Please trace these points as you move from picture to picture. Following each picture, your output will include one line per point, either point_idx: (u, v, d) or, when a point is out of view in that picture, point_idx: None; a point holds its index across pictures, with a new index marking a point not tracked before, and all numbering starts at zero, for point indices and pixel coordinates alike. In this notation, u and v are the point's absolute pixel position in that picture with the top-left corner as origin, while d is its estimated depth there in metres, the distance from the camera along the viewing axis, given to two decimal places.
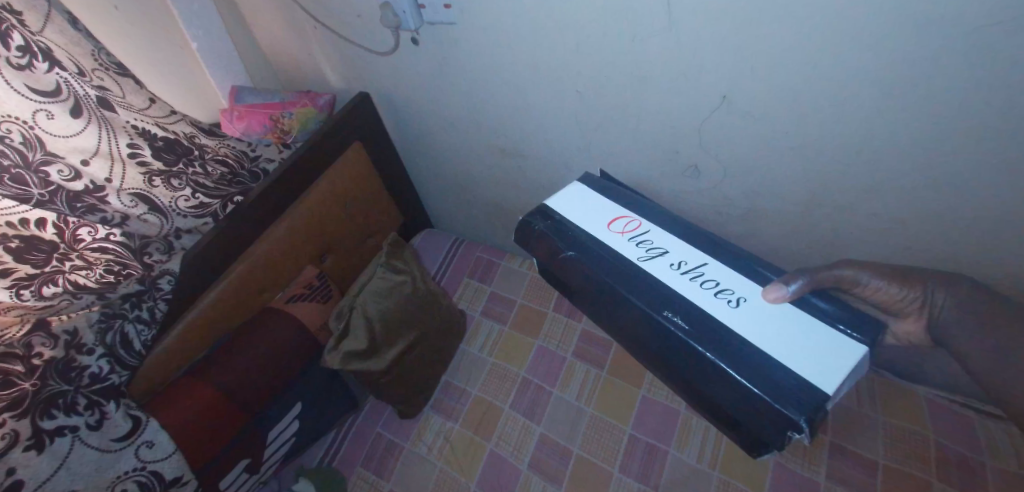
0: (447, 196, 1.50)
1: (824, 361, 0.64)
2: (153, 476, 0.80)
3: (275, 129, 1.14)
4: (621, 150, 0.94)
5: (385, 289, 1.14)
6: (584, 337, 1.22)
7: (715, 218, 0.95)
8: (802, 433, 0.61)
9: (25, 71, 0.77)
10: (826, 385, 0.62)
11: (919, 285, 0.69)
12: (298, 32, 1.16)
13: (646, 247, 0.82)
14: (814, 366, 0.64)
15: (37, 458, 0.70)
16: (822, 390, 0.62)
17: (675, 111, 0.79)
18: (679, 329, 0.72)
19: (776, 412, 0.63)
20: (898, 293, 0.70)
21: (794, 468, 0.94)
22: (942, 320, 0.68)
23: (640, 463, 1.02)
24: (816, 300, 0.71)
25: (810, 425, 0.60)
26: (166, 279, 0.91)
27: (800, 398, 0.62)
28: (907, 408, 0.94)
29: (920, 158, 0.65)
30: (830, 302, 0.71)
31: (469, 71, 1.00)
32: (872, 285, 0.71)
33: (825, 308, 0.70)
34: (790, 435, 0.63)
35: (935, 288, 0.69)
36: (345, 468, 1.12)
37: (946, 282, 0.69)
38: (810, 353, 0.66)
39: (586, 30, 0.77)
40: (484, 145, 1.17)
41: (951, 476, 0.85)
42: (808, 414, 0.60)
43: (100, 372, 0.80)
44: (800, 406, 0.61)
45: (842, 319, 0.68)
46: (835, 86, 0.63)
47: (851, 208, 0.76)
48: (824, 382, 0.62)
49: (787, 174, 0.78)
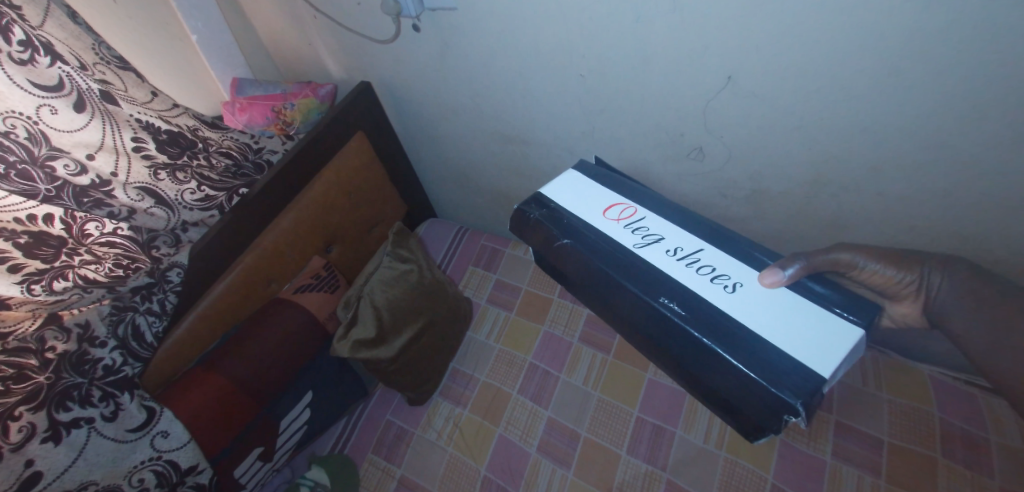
0: (450, 180, 1.52)
1: (824, 344, 0.68)
2: (169, 465, 0.86)
3: (277, 121, 1.22)
4: (623, 136, 1.04)
5: (392, 277, 1.14)
6: (591, 322, 1.24)
7: (718, 199, 1.06)
8: (798, 417, 0.65)
9: (27, 65, 0.75)
10: (822, 368, 0.66)
11: (917, 269, 0.75)
12: (297, 22, 1.20)
13: (642, 234, 0.86)
14: (811, 352, 0.68)
15: (56, 449, 0.76)
16: (819, 373, 0.66)
17: (676, 97, 0.90)
18: (676, 314, 0.75)
19: (774, 396, 0.67)
20: (897, 275, 0.75)
21: (798, 445, 1.01)
22: (938, 302, 0.74)
23: (647, 444, 1.05)
24: (812, 284, 0.75)
25: (806, 409, 0.64)
26: (175, 272, 0.95)
27: (799, 384, 0.66)
28: (915, 388, 1.03)
29: (919, 130, 0.73)
30: (827, 286, 0.75)
31: (472, 58, 1.05)
32: (870, 268, 0.76)
33: (821, 292, 0.74)
34: (787, 419, 0.67)
35: (933, 272, 0.75)
36: (356, 455, 1.16)
37: (944, 265, 0.75)
38: (811, 338, 0.69)
39: (588, 27, 0.86)
40: (489, 133, 1.24)
41: (954, 451, 0.94)
42: (804, 398, 0.64)
43: (114, 365, 0.85)
44: (796, 390, 0.65)
45: (838, 304, 0.72)
46: (830, 60, 0.72)
47: (846, 184, 0.87)
48: (820, 366, 0.66)
49: (783, 151, 0.88)
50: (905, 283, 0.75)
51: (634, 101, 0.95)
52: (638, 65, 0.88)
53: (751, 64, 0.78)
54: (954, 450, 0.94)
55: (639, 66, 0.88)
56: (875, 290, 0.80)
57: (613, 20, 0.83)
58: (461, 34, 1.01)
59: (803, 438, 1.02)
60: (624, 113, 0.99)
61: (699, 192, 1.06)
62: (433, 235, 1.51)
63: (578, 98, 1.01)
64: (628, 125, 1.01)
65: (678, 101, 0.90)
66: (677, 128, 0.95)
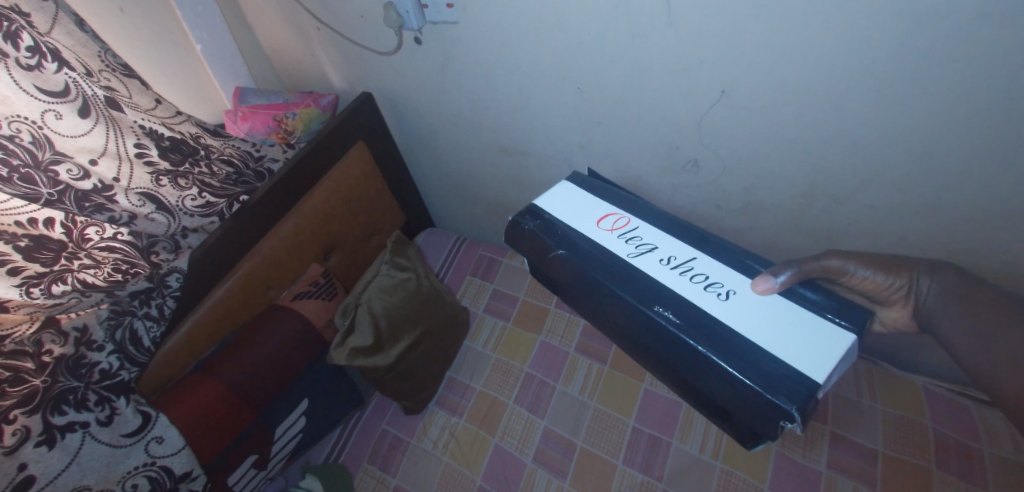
0: (449, 190, 1.54)
1: (818, 350, 0.69)
2: (163, 470, 0.86)
3: (280, 130, 1.22)
4: (619, 148, 1.06)
5: (390, 285, 1.15)
6: (588, 332, 1.24)
7: (713, 211, 1.08)
8: (794, 423, 0.66)
9: (34, 71, 0.77)
10: (816, 374, 0.67)
11: (906, 274, 0.77)
12: (301, 33, 1.23)
13: (635, 244, 0.87)
14: (805, 358, 0.69)
15: (49, 453, 0.75)
16: (812, 379, 0.67)
17: (671, 110, 0.92)
18: (670, 323, 0.76)
19: (767, 402, 0.68)
20: (885, 281, 0.77)
21: (794, 456, 1.02)
22: (928, 305, 0.76)
23: (643, 454, 1.05)
24: (805, 291, 0.77)
25: (801, 414, 0.65)
26: (174, 277, 0.96)
27: (794, 390, 0.66)
28: (909, 399, 1.04)
29: (907, 143, 0.76)
30: (821, 293, 0.77)
31: (472, 70, 1.07)
32: (859, 274, 0.78)
33: (814, 298, 0.76)
34: (784, 425, 0.68)
35: (922, 276, 0.76)
36: (351, 464, 1.15)
37: (933, 271, 0.76)
38: (804, 343, 0.70)
39: (585, 42, 0.89)
40: (489, 144, 1.26)
41: (949, 462, 0.95)
42: (800, 404, 0.65)
43: (111, 369, 0.85)
44: (791, 396, 0.66)
45: (830, 309, 0.74)
46: (819, 74, 0.74)
47: (838, 197, 0.89)
48: (814, 372, 0.67)
49: (775, 164, 0.90)
50: (896, 288, 0.77)
51: (630, 115, 0.97)
52: (633, 79, 0.90)
53: (743, 78, 0.81)
54: (948, 461, 0.95)
55: (634, 81, 0.91)
56: (866, 296, 0.82)
57: (609, 35, 0.85)
58: (462, 48, 1.03)
59: (798, 449, 1.02)
60: (620, 127, 1.01)
61: (694, 204, 1.08)
62: (431, 245, 1.52)
63: (575, 111, 1.03)
64: (623, 138, 1.03)
65: (673, 114, 0.92)
66: (672, 141, 0.97)
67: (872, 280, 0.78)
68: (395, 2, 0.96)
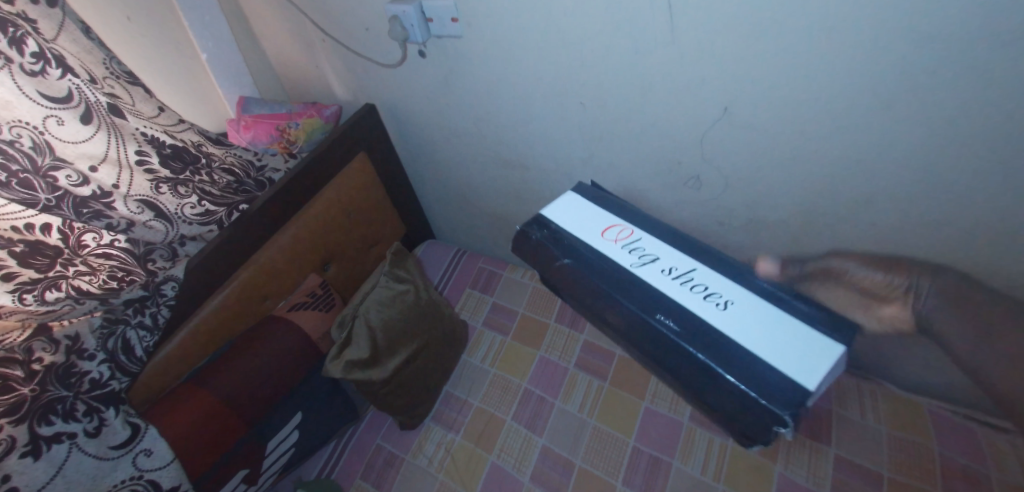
0: (450, 203, 1.54)
1: (805, 362, 0.68)
2: (150, 485, 0.83)
3: (281, 139, 1.22)
4: (622, 163, 1.05)
5: (388, 297, 1.14)
6: (588, 347, 1.23)
7: (716, 228, 1.07)
8: (786, 429, 0.65)
9: (37, 77, 0.77)
10: (809, 383, 0.66)
11: (905, 274, 0.77)
12: (307, 45, 1.23)
13: (638, 254, 0.86)
14: (796, 368, 0.68)
15: (34, 465, 0.73)
16: (805, 387, 0.65)
17: (675, 126, 0.92)
18: (671, 331, 0.75)
19: (763, 409, 0.66)
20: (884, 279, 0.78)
21: (797, 478, 0.99)
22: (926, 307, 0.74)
23: (643, 474, 1.03)
24: (797, 303, 0.76)
25: (795, 421, 0.64)
26: (170, 285, 0.93)
27: (786, 397, 0.65)
28: (915, 422, 1.02)
29: (912, 163, 0.75)
30: (811, 305, 0.76)
31: (475, 83, 1.07)
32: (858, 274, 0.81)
33: (806, 311, 0.75)
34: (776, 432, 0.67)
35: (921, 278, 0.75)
36: (344, 480, 1.12)
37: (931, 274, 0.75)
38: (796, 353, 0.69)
39: (588, 57, 0.89)
40: (491, 158, 1.26)
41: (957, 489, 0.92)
42: (793, 409, 0.64)
43: (101, 378, 0.83)
44: (786, 403, 0.65)
45: (821, 321, 0.73)
46: (822, 91, 0.74)
47: (842, 216, 0.88)
48: (807, 381, 0.66)
49: (780, 181, 0.90)
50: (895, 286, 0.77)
51: (633, 130, 0.97)
52: (636, 94, 0.91)
53: (746, 95, 0.81)
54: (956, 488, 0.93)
55: (637, 96, 0.91)
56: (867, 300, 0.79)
57: (613, 51, 0.86)
58: (465, 61, 1.04)
59: (801, 470, 1.00)
60: (622, 142, 1.01)
61: (696, 220, 1.08)
62: (431, 257, 1.51)
63: (578, 126, 1.03)
64: (626, 153, 1.03)
65: (676, 130, 0.92)
66: (675, 157, 0.97)
67: (871, 279, 0.79)
68: (401, 15, 0.97)
